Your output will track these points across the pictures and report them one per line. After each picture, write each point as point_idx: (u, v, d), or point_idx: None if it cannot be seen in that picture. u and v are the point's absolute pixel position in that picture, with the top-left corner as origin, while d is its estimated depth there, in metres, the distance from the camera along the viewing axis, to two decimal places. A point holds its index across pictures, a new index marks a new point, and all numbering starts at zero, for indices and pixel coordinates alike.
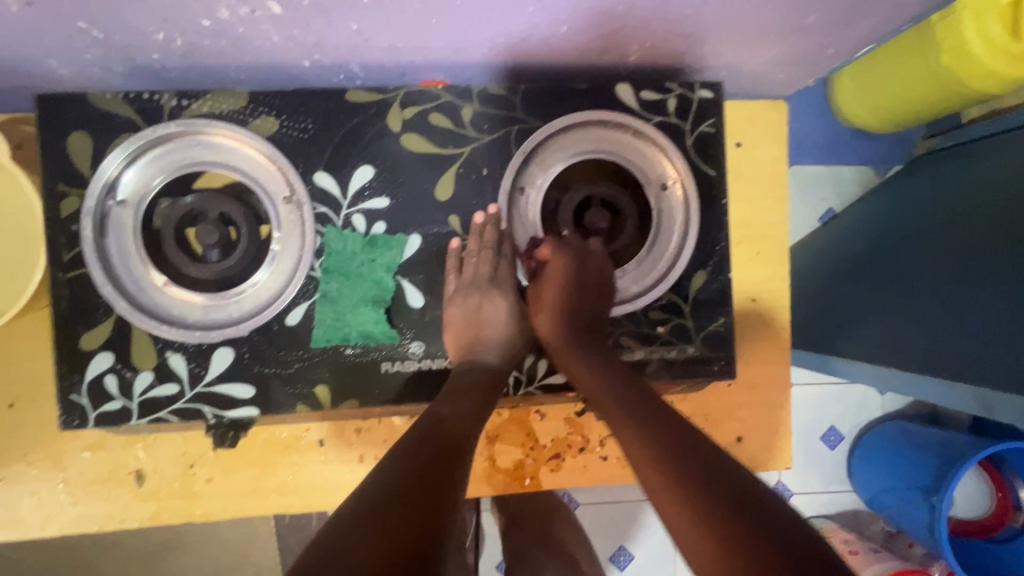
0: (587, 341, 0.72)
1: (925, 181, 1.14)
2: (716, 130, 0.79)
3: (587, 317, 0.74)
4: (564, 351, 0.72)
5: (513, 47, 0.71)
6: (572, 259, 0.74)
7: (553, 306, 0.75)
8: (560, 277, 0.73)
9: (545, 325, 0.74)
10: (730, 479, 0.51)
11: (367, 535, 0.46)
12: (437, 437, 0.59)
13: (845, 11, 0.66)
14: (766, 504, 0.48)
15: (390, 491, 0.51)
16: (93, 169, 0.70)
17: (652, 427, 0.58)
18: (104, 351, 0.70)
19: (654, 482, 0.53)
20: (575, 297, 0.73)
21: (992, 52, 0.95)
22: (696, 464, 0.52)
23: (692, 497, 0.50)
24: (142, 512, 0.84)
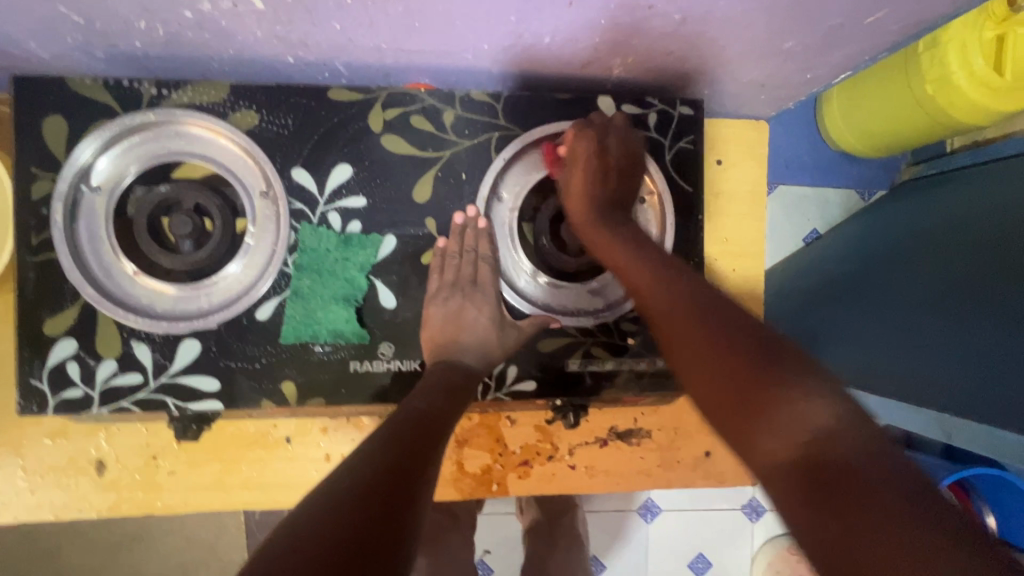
0: (646, 256, 0.67)
1: (904, 209, 1.16)
2: (695, 147, 0.80)
3: (614, 200, 0.75)
4: (593, 228, 0.74)
5: (498, 55, 0.71)
6: (593, 138, 0.75)
7: (582, 188, 0.75)
8: (584, 164, 0.75)
9: (571, 205, 0.76)
10: (766, 362, 0.51)
11: (335, 510, 0.47)
12: (415, 430, 0.60)
13: (821, 39, 0.67)
14: (783, 376, 0.49)
15: (360, 475, 0.52)
16: (67, 153, 0.69)
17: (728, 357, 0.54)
18: (67, 338, 0.69)
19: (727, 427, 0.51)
20: (598, 187, 0.75)
21: (974, 84, 0.96)
22: (744, 379, 0.51)
23: (734, 398, 0.51)
24: (101, 502, 0.83)
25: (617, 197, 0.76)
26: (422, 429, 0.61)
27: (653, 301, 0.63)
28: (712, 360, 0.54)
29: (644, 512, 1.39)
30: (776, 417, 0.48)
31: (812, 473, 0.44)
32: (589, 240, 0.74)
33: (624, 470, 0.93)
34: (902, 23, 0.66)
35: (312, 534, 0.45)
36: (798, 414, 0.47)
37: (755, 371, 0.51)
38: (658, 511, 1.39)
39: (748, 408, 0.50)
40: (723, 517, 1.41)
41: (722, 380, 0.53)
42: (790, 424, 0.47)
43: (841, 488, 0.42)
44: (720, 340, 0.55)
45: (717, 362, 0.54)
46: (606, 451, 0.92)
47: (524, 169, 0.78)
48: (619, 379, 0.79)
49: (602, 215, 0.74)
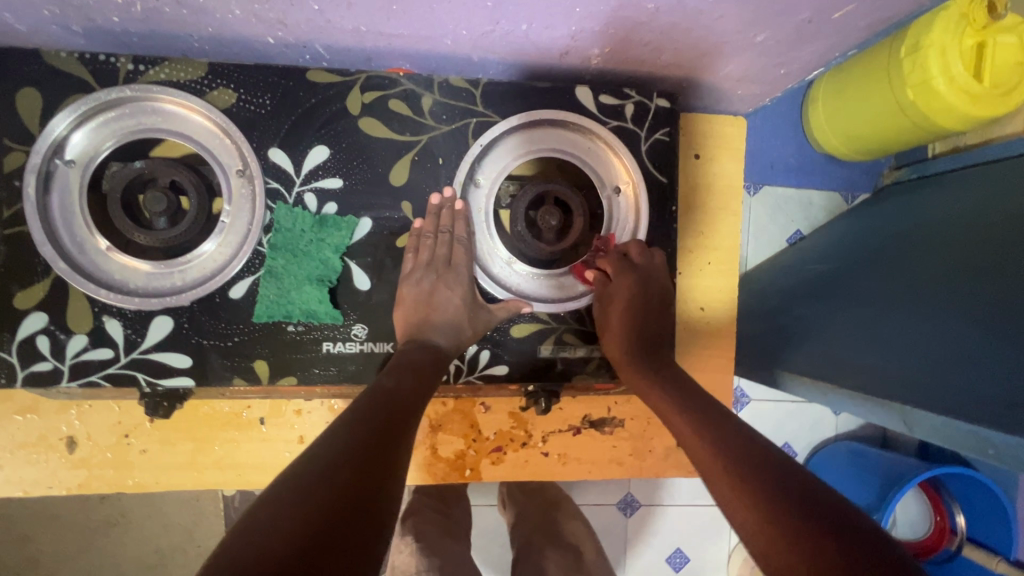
0: (670, 382, 0.71)
1: (881, 211, 1.18)
2: (670, 139, 0.81)
3: (648, 333, 0.76)
4: (627, 365, 0.75)
5: (476, 41, 0.72)
6: (635, 279, 0.76)
7: (617, 329, 0.76)
8: (625, 298, 0.75)
9: (610, 345, 0.77)
10: (774, 468, 0.55)
11: (305, 496, 0.48)
12: (385, 411, 0.61)
13: (792, 33, 0.69)
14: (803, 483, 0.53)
15: (329, 458, 0.52)
16: (41, 126, 0.69)
17: (734, 445, 0.59)
18: (37, 311, 0.69)
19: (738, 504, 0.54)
20: (636, 314, 0.76)
21: (954, 90, 0.93)
22: (762, 482, 0.54)
23: (747, 501, 0.53)
24: (71, 479, 0.83)
25: (654, 335, 0.77)
26: (392, 410, 0.61)
27: (671, 418, 0.67)
28: (726, 465, 0.57)
29: (624, 506, 1.41)
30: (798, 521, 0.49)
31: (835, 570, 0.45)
32: (629, 373, 0.75)
33: (597, 458, 0.94)
34: (869, 18, 0.68)
35: (283, 521, 0.45)
36: (794, 484, 0.53)
37: (771, 475, 0.55)
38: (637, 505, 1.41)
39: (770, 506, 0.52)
40: (699, 511, 1.43)
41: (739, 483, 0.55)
42: (814, 517, 0.49)
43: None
44: (742, 433, 0.61)
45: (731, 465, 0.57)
46: (579, 439, 0.93)
47: (496, 162, 0.78)
48: (590, 365, 0.81)
49: (642, 351, 0.75)
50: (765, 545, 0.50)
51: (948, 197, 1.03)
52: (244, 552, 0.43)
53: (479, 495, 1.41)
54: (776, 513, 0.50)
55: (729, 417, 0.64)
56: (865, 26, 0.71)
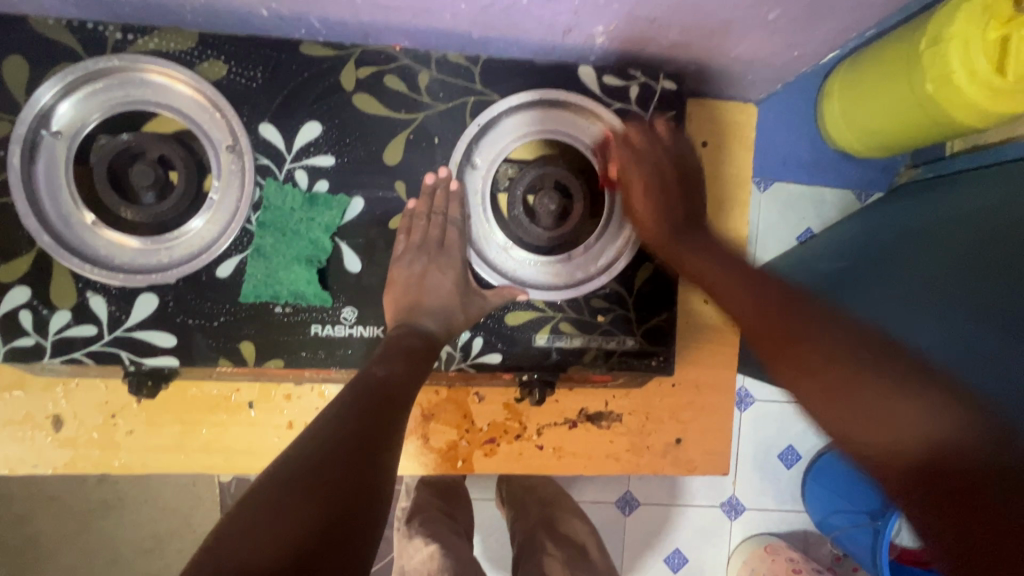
0: (697, 239, 0.72)
1: (898, 206, 1.14)
2: (676, 123, 0.79)
3: (685, 209, 0.76)
4: (673, 248, 0.73)
5: (476, 16, 0.69)
6: (652, 151, 0.76)
7: (643, 201, 0.76)
8: (645, 160, 0.76)
9: (647, 225, 0.75)
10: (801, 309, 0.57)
11: (287, 499, 0.45)
12: (373, 402, 0.58)
13: (807, 10, 0.65)
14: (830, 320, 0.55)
15: (312, 455, 0.50)
16: (27, 95, 0.67)
17: (859, 363, 0.50)
18: (20, 285, 0.68)
19: (898, 478, 0.45)
20: (663, 199, 0.75)
21: (976, 85, 0.89)
22: (801, 329, 0.55)
23: (797, 381, 0.53)
24: (57, 458, 0.81)
25: (688, 203, 0.77)
26: (380, 401, 0.58)
27: (707, 266, 0.68)
28: (777, 362, 0.55)
29: (623, 504, 1.38)
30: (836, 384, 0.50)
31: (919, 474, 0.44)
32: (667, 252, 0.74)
33: (593, 453, 0.92)
34: None
35: (264, 530, 0.43)
36: (829, 339, 0.53)
37: (802, 320, 0.55)
38: (636, 504, 1.39)
39: (808, 354, 0.53)
40: (700, 512, 1.40)
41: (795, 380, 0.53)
42: (844, 375, 0.50)
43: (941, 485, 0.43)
44: (859, 335, 0.53)
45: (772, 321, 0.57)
46: (575, 433, 0.91)
47: (490, 140, 0.76)
48: (587, 356, 0.78)
49: (677, 224, 0.74)
50: (945, 520, 0.42)
51: (967, 193, 0.98)
52: (223, 566, 0.41)
53: (477, 488, 1.39)
54: (819, 381, 0.51)
55: (812, 299, 0.58)
56: (885, 4, 0.67)
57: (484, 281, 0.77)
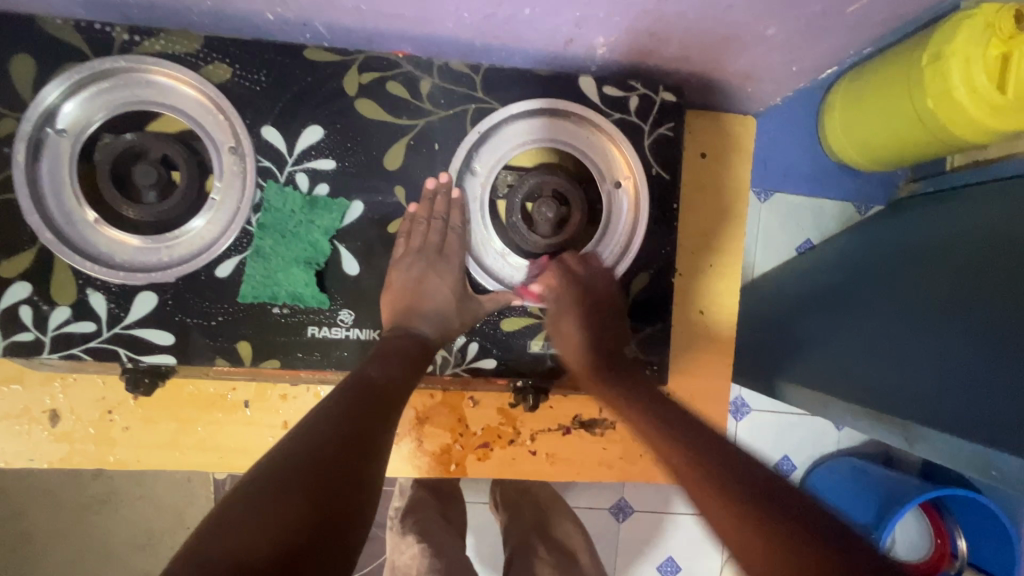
0: (619, 377, 0.69)
1: (896, 220, 1.14)
2: (675, 135, 0.79)
3: (608, 332, 0.74)
4: (598, 384, 0.71)
5: (478, 25, 0.70)
6: (579, 282, 0.74)
7: (591, 337, 0.73)
8: (579, 294, 0.73)
9: (568, 347, 0.74)
10: (721, 452, 0.54)
11: (276, 493, 0.45)
12: (365, 404, 0.58)
13: (805, 26, 0.66)
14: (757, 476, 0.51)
15: (302, 452, 0.50)
16: (33, 93, 0.68)
17: (745, 509, 0.48)
18: (21, 281, 0.69)
19: (746, 541, 0.46)
20: (601, 306, 0.74)
21: (975, 101, 0.90)
22: (692, 483, 0.53)
23: (711, 496, 0.51)
24: (53, 452, 0.82)
25: (617, 331, 0.75)
26: (372, 402, 0.59)
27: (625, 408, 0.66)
28: (676, 447, 0.57)
29: (616, 511, 1.38)
30: (755, 502, 0.48)
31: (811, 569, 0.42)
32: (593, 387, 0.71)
33: (586, 459, 0.92)
34: (887, 13, 0.65)
35: (253, 522, 0.43)
36: (761, 486, 0.50)
37: (697, 467, 0.53)
38: (629, 511, 1.39)
39: (717, 479, 0.51)
40: (692, 520, 1.40)
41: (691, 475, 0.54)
42: (736, 500, 0.49)
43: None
44: (802, 497, 0.49)
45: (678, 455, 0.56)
46: (568, 439, 0.91)
47: (491, 145, 0.76)
48: None
49: (605, 364, 0.71)
50: None
51: (965, 209, 0.98)
52: (209, 556, 0.41)
53: (471, 491, 1.40)
54: (759, 501, 0.48)
55: (746, 454, 0.55)
56: (883, 23, 0.68)
57: (481, 287, 0.78)
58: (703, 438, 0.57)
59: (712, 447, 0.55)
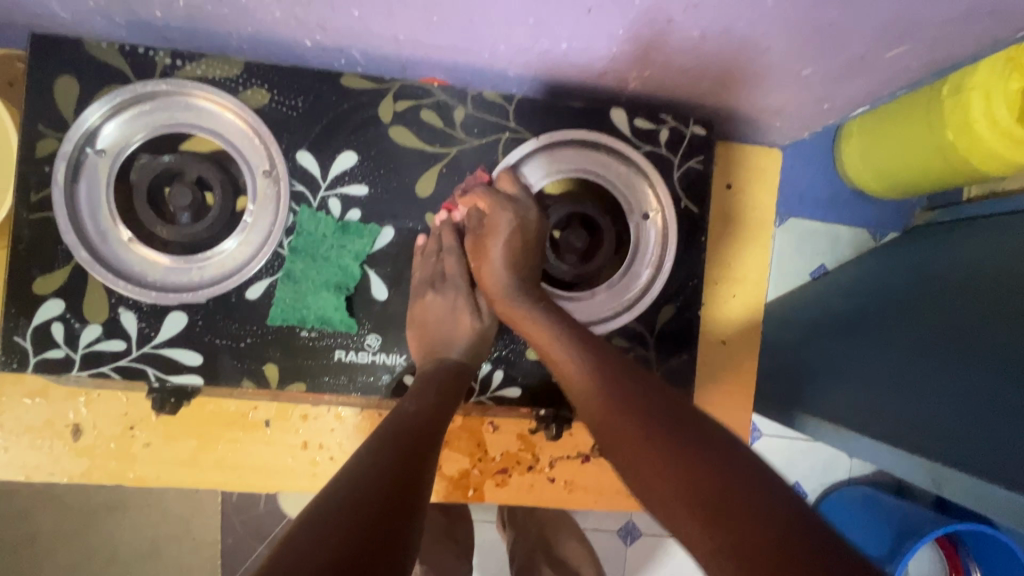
0: (562, 318, 0.67)
1: (914, 249, 1.14)
2: (704, 167, 0.79)
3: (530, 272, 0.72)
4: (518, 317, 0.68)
5: (514, 57, 0.71)
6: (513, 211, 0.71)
7: (501, 239, 0.71)
8: (500, 230, 0.70)
9: (489, 277, 0.71)
10: (657, 400, 0.56)
11: (326, 538, 0.44)
12: (406, 444, 0.57)
13: (841, 68, 0.67)
14: (690, 423, 0.53)
15: (347, 495, 0.49)
16: (75, 115, 0.69)
17: (676, 448, 0.50)
18: (54, 298, 0.69)
19: (668, 490, 0.49)
20: (518, 249, 0.71)
21: (996, 135, 0.92)
22: (621, 426, 0.55)
23: (636, 436, 0.53)
24: (73, 467, 0.82)
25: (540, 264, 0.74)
26: (411, 438, 0.59)
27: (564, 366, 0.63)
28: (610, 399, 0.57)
29: (626, 534, 1.37)
30: (678, 448, 0.50)
31: (723, 513, 0.45)
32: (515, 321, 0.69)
33: (604, 488, 0.91)
34: (922, 59, 0.66)
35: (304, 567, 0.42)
36: (682, 435, 0.52)
37: (637, 419, 0.54)
38: (639, 534, 1.37)
39: (641, 433, 0.53)
40: None
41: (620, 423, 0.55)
42: (664, 438, 0.52)
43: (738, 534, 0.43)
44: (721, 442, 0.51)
45: (613, 400, 0.57)
46: (587, 467, 0.91)
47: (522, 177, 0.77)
48: None
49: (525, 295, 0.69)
50: (706, 531, 0.45)
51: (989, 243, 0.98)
52: None
53: (479, 510, 1.39)
54: (671, 442, 0.51)
55: (672, 403, 0.56)
56: (917, 66, 0.68)
57: (508, 319, 0.77)
58: (654, 399, 0.56)
59: (654, 403, 0.56)
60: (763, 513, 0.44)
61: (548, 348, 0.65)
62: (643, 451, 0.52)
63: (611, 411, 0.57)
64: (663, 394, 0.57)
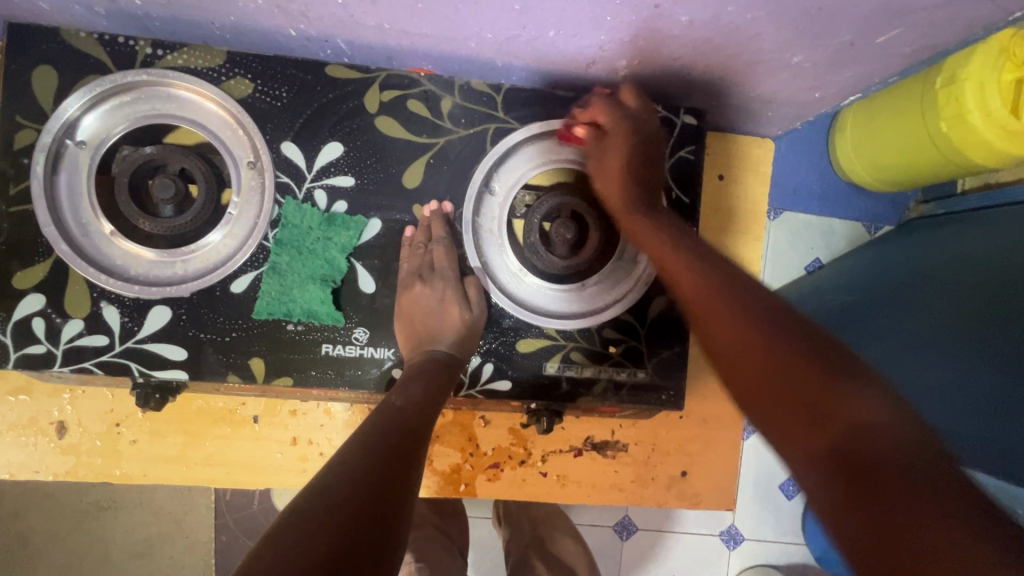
0: (676, 234, 0.63)
1: (910, 242, 1.13)
2: (695, 157, 0.78)
3: (648, 182, 0.71)
4: (636, 223, 0.66)
5: (502, 45, 0.70)
6: (630, 124, 0.71)
7: (619, 169, 0.70)
8: (620, 145, 0.71)
9: (611, 189, 0.70)
10: (784, 313, 0.48)
11: (312, 535, 0.43)
12: (394, 439, 0.57)
13: (831, 55, 0.66)
14: (820, 341, 0.45)
15: (335, 490, 0.48)
16: (54, 106, 0.68)
17: (796, 364, 0.43)
18: (35, 293, 0.68)
19: (772, 403, 0.43)
20: (636, 166, 0.70)
21: (991, 125, 0.90)
22: (732, 327, 0.48)
23: (757, 340, 0.46)
24: (58, 465, 0.81)
25: (647, 184, 0.71)
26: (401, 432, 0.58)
27: (673, 268, 0.58)
28: (725, 301, 0.50)
29: (621, 529, 1.36)
30: (794, 369, 0.43)
31: (851, 454, 0.37)
32: (627, 225, 0.68)
33: (597, 482, 0.91)
34: (913, 45, 0.65)
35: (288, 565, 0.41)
36: (808, 353, 0.44)
37: (766, 321, 0.47)
38: (634, 529, 1.37)
39: (765, 338, 0.46)
40: (698, 540, 1.38)
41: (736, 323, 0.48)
42: (800, 349, 0.44)
43: (860, 478, 0.36)
44: (863, 370, 0.43)
45: (727, 302, 0.50)
46: (580, 461, 0.90)
47: (513, 167, 0.76)
48: (597, 387, 0.78)
49: (643, 202, 0.68)
50: (819, 464, 0.39)
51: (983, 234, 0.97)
52: None
53: (474, 506, 1.38)
54: (802, 359, 0.43)
55: (802, 319, 0.48)
56: (909, 52, 0.68)
57: (497, 311, 0.76)
58: (775, 309, 0.48)
59: (773, 312, 0.48)
60: (897, 465, 0.36)
61: (663, 257, 0.60)
62: (760, 357, 0.45)
63: (721, 307, 0.50)
64: (795, 313, 0.48)
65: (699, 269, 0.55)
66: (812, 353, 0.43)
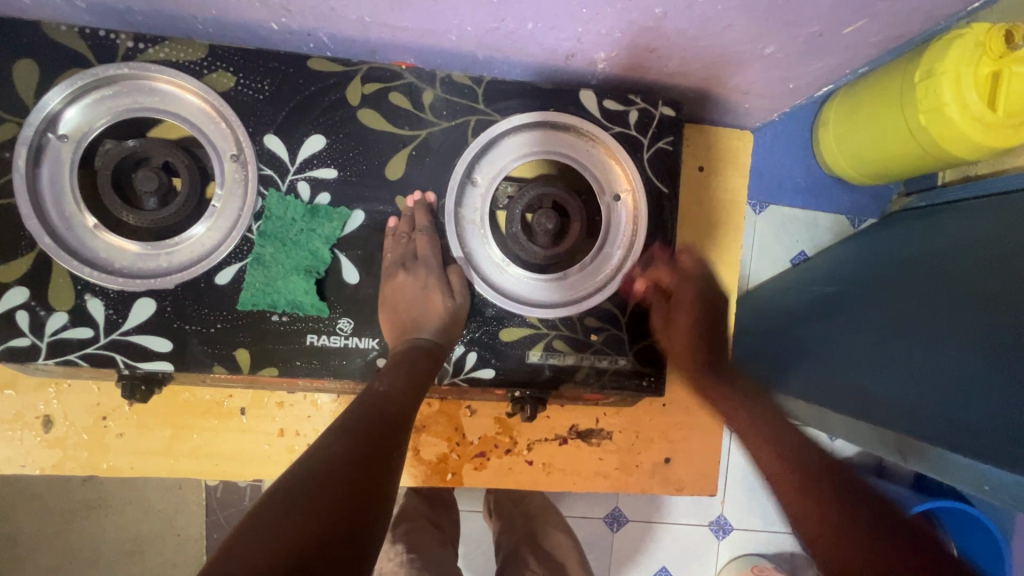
0: (762, 412, 0.81)
1: (891, 234, 1.15)
2: (674, 148, 0.80)
3: (705, 335, 0.88)
4: (709, 385, 0.88)
5: (482, 38, 0.71)
6: (691, 290, 0.85)
7: (684, 328, 0.86)
8: (687, 304, 0.85)
9: (681, 326, 0.86)
10: (830, 481, 0.66)
11: (292, 519, 0.44)
12: (370, 433, 0.56)
13: (802, 46, 0.68)
14: (877, 502, 0.63)
15: (315, 476, 0.49)
16: (36, 99, 0.68)
17: (854, 513, 0.62)
18: (18, 286, 0.68)
19: (819, 535, 0.61)
20: (695, 326, 0.87)
21: (967, 120, 0.91)
22: (807, 480, 0.67)
23: (811, 484, 0.66)
24: (45, 459, 0.81)
25: (710, 334, 0.89)
26: (385, 417, 0.59)
27: (750, 424, 0.79)
28: (789, 466, 0.69)
29: (611, 521, 1.38)
30: (825, 500, 0.64)
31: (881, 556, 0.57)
32: (698, 382, 0.89)
33: (582, 470, 0.92)
34: (881, 35, 0.67)
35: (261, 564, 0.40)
36: (846, 501, 0.63)
37: (807, 468, 0.68)
38: (624, 520, 1.39)
39: (814, 494, 0.65)
40: (686, 530, 1.40)
41: (785, 461, 0.70)
42: (841, 503, 0.63)
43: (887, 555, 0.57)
44: (876, 510, 0.62)
45: (785, 455, 0.71)
46: (565, 449, 0.91)
47: (494, 157, 0.77)
48: (579, 375, 0.79)
49: (710, 364, 0.88)
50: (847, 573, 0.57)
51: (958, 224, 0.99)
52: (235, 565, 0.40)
53: (465, 500, 1.39)
54: (809, 489, 0.65)
55: (852, 482, 0.66)
56: (878, 42, 0.70)
57: (480, 300, 0.77)
58: (829, 481, 0.66)
59: (832, 486, 0.65)
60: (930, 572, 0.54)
61: (742, 427, 0.79)
62: (810, 501, 0.64)
63: (787, 470, 0.69)
64: (839, 470, 0.68)
65: (773, 437, 0.74)
66: (890, 522, 0.60)
